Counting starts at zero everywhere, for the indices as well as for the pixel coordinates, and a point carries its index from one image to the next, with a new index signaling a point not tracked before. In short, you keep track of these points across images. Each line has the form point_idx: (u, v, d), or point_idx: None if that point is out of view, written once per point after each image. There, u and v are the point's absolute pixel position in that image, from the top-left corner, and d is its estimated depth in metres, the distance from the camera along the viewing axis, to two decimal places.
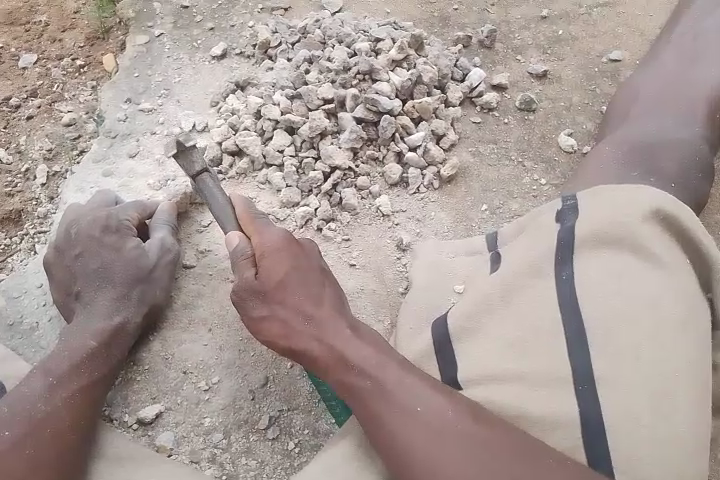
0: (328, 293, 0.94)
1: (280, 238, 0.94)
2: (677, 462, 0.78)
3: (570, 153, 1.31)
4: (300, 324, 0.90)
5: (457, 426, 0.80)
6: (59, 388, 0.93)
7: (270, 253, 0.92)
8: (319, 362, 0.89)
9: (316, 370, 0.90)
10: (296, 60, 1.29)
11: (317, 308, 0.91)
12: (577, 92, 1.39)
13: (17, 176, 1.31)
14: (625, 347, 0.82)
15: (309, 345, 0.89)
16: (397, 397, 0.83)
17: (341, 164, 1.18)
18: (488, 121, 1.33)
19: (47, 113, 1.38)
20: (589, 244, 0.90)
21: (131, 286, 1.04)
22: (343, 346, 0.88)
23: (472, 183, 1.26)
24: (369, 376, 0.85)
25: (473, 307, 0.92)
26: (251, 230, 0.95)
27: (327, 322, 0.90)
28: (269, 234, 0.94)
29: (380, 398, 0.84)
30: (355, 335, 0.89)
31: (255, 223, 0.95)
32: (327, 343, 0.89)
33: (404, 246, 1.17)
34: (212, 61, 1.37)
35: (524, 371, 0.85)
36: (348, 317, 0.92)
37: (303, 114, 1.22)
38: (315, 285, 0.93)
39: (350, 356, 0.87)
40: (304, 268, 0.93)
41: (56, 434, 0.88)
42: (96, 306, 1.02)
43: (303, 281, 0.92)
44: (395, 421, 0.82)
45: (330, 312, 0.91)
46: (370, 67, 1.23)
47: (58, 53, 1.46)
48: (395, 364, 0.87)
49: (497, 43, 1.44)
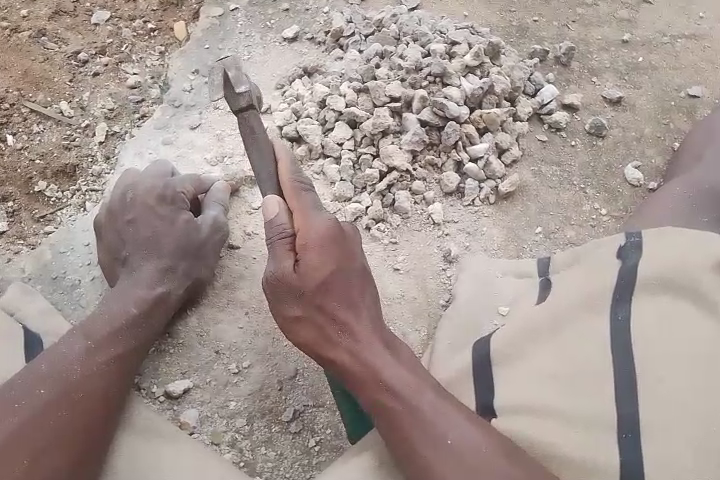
0: (368, 302, 0.92)
1: (324, 223, 0.88)
2: None
3: (635, 187, 1.27)
4: (337, 334, 0.89)
5: (492, 466, 0.78)
6: (96, 352, 0.93)
7: (313, 242, 0.87)
8: (350, 374, 0.87)
9: (347, 381, 0.88)
10: (367, 53, 1.26)
11: (355, 317, 0.90)
12: (650, 124, 1.34)
13: (77, 130, 1.32)
14: (674, 400, 0.79)
15: (345, 356, 0.88)
16: (431, 425, 0.82)
17: (400, 165, 1.15)
18: (554, 141, 1.29)
19: (113, 72, 1.38)
20: (649, 288, 0.87)
21: (177, 259, 1.03)
22: (378, 364, 0.87)
23: (529, 203, 1.23)
24: (403, 398, 0.84)
25: (519, 335, 0.90)
26: (296, 208, 0.88)
27: (363, 335, 0.90)
28: (316, 221, 0.88)
29: (415, 425, 0.82)
30: (390, 353, 0.89)
31: (300, 197, 0.89)
32: (363, 359, 0.88)
33: (452, 258, 1.14)
34: (283, 43, 1.36)
35: (565, 410, 0.82)
36: (384, 332, 0.91)
37: (369, 109, 1.19)
38: (355, 291, 0.91)
39: (384, 375, 0.86)
40: (347, 270, 0.91)
41: (88, 401, 0.89)
42: (139, 273, 1.02)
43: (343, 286, 0.90)
44: (429, 449, 0.81)
45: (367, 325, 0.91)
46: (443, 70, 1.20)
47: (131, 13, 1.45)
48: (429, 389, 0.85)
49: (573, 61, 1.40)
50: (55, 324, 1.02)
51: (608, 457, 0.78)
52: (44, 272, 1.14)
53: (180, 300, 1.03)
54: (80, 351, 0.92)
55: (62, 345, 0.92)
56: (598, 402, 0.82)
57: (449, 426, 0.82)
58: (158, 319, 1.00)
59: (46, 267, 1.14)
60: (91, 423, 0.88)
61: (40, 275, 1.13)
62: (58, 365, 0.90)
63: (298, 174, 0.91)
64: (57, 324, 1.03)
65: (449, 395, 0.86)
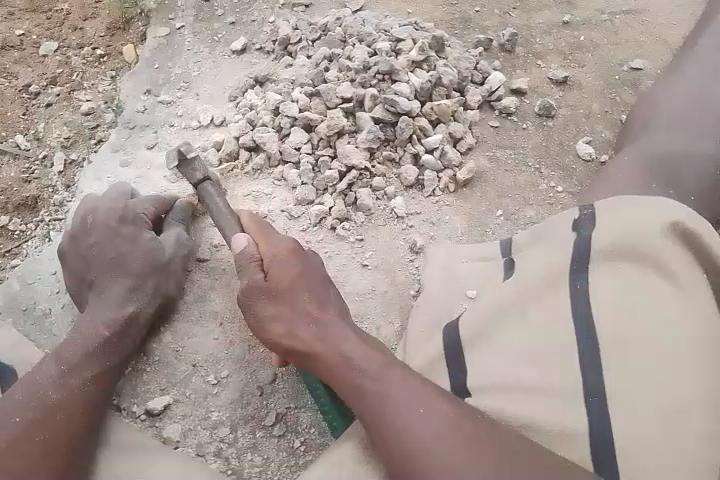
0: (332, 296, 0.96)
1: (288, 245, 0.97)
2: (688, 450, 0.76)
3: (588, 162, 1.30)
4: (306, 324, 0.91)
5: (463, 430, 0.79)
6: (71, 376, 0.93)
7: (276, 260, 0.95)
8: (323, 364, 0.89)
9: (321, 370, 0.90)
10: (316, 57, 1.28)
11: (323, 309, 0.93)
12: (597, 100, 1.38)
13: (35, 162, 1.32)
14: (637, 366, 0.81)
15: (317, 347, 0.90)
16: (399, 402, 0.83)
17: (358, 164, 1.17)
18: (506, 126, 1.33)
19: (66, 101, 1.39)
20: (605, 256, 0.90)
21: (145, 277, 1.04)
22: (352, 350, 0.89)
23: (488, 188, 1.26)
24: (372, 381, 0.85)
25: (487, 316, 0.93)
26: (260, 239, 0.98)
27: (329, 322, 0.92)
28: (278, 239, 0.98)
29: (385, 405, 0.83)
30: (359, 340, 0.90)
31: (263, 229, 0.99)
32: (333, 344, 0.89)
33: (418, 249, 1.16)
34: (232, 55, 1.37)
35: (535, 385, 0.85)
36: (354, 326, 0.93)
37: (322, 112, 1.21)
38: (319, 287, 0.95)
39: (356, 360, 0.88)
40: (313, 272, 0.96)
41: (65, 422, 0.89)
42: (110, 294, 1.03)
43: (312, 286, 0.95)
44: (398, 427, 0.81)
45: (335, 319, 0.92)
46: (390, 67, 1.22)
47: (79, 41, 1.46)
48: (398, 369, 0.86)
49: (518, 47, 1.43)
50: (30, 352, 1.03)
51: (577, 426, 0.80)
52: (14, 304, 1.13)
53: (152, 316, 1.04)
54: (55, 375, 0.93)
55: (37, 371, 0.93)
56: (565, 372, 0.84)
57: (416, 401, 0.82)
58: (132, 337, 1.01)
59: (15, 299, 1.14)
60: (68, 444, 0.88)
61: (10, 309, 1.13)
62: (32, 391, 0.90)
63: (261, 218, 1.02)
64: (33, 355, 1.03)
65: (423, 379, 0.86)
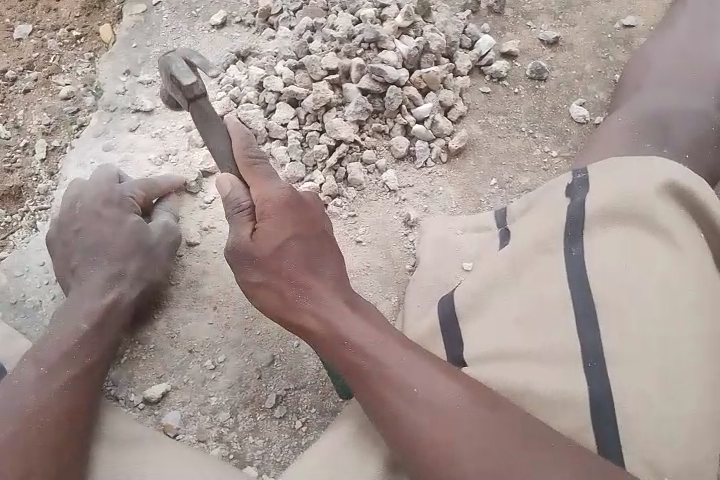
0: (330, 264, 0.90)
1: (280, 192, 0.86)
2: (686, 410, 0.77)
3: (582, 124, 1.27)
4: (298, 296, 0.88)
5: (467, 411, 0.79)
6: (56, 372, 0.92)
7: (266, 214, 0.85)
8: (316, 337, 0.87)
9: (314, 343, 0.88)
10: (299, 28, 1.24)
11: (316, 279, 0.88)
12: (589, 60, 1.34)
13: (16, 151, 1.28)
14: (636, 326, 0.80)
15: (310, 318, 0.87)
16: (403, 378, 0.82)
17: (346, 137, 1.14)
18: (498, 92, 1.29)
19: (45, 86, 1.35)
20: (599, 218, 0.88)
21: (125, 263, 1.03)
22: (349, 324, 0.86)
23: (481, 156, 1.23)
24: (372, 354, 0.84)
25: (482, 285, 0.91)
26: (251, 182, 0.86)
27: (324, 294, 0.88)
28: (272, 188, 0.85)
29: (387, 379, 0.82)
30: (354, 310, 0.88)
31: (256, 173, 0.86)
32: (326, 317, 0.87)
33: (412, 222, 1.14)
34: (212, 30, 1.33)
35: (533, 351, 0.84)
36: (349, 293, 0.90)
37: (307, 85, 1.18)
38: (315, 254, 0.89)
39: (350, 333, 0.85)
40: (307, 231, 0.88)
41: (63, 411, 0.89)
42: (87, 282, 1.01)
43: (304, 245, 0.88)
44: (402, 400, 0.81)
45: (327, 288, 0.89)
46: (375, 36, 1.18)
47: (54, 23, 1.41)
48: (397, 342, 0.85)
49: (506, 8, 1.39)
50: (20, 347, 1.01)
51: (577, 389, 0.79)
52: (3, 297, 1.11)
53: (133, 303, 1.02)
54: (50, 364, 0.92)
55: (33, 358, 0.93)
56: (562, 335, 0.83)
57: (420, 376, 0.82)
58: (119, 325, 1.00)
59: (5, 293, 1.12)
60: (66, 432, 0.87)
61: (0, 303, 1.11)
62: (30, 380, 0.90)
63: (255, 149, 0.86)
64: (23, 349, 1.01)
65: (424, 351, 0.85)
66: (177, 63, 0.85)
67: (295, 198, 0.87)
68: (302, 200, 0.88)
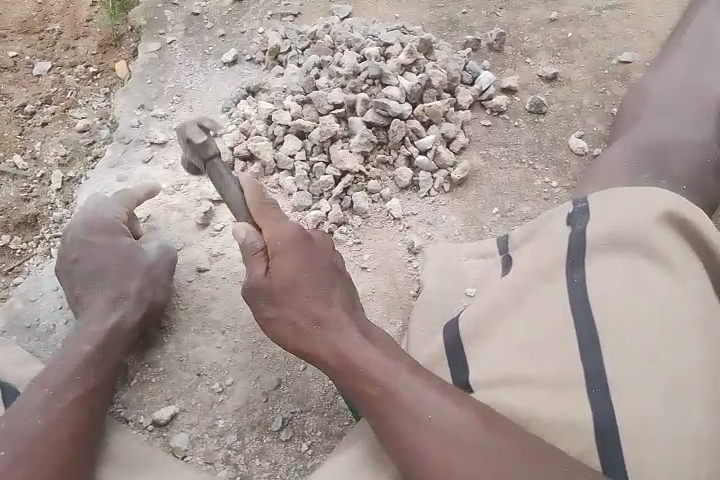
0: (339, 293, 0.94)
1: (292, 229, 0.91)
2: (690, 436, 0.78)
3: (581, 156, 1.31)
4: (313, 328, 0.91)
5: (475, 432, 0.80)
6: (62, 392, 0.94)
7: (281, 251, 0.91)
8: (329, 367, 0.90)
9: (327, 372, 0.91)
10: (306, 66, 1.29)
11: (328, 309, 0.92)
12: (587, 95, 1.39)
13: (33, 181, 1.33)
14: (637, 352, 0.82)
15: (321, 348, 0.90)
16: (409, 402, 0.84)
17: (352, 167, 1.18)
18: (498, 124, 1.34)
19: (62, 119, 1.40)
20: (600, 246, 0.91)
21: (126, 285, 1.06)
22: (360, 351, 0.89)
23: (483, 186, 1.27)
24: (382, 380, 0.86)
25: (485, 312, 0.93)
26: (264, 223, 0.90)
27: (338, 325, 0.91)
28: (282, 225, 0.90)
29: (395, 403, 0.84)
30: (365, 337, 0.90)
31: (270, 212, 0.91)
32: (337, 345, 0.90)
33: (416, 249, 1.17)
34: (223, 67, 1.39)
35: (536, 375, 0.85)
36: (361, 321, 0.93)
37: (314, 119, 1.23)
38: (326, 286, 0.93)
39: (361, 360, 0.88)
40: (316, 263, 0.93)
41: (68, 428, 0.90)
42: (92, 309, 1.05)
43: (312, 278, 0.92)
44: (411, 423, 0.82)
45: (341, 317, 0.92)
46: (379, 72, 1.24)
47: (71, 60, 1.48)
48: (406, 367, 0.87)
49: (506, 46, 1.44)
50: (31, 370, 1.03)
51: (581, 413, 0.81)
52: (17, 322, 1.14)
53: (137, 324, 1.05)
54: (56, 383, 0.94)
55: (41, 379, 0.95)
56: (564, 359, 0.85)
57: (426, 399, 0.83)
58: (123, 347, 1.03)
59: (18, 318, 1.14)
60: (72, 448, 0.89)
61: (14, 327, 1.13)
62: (38, 398, 0.92)
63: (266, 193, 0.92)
64: (35, 371, 1.03)
65: (433, 376, 0.87)
66: (192, 132, 0.92)
67: (305, 234, 0.93)
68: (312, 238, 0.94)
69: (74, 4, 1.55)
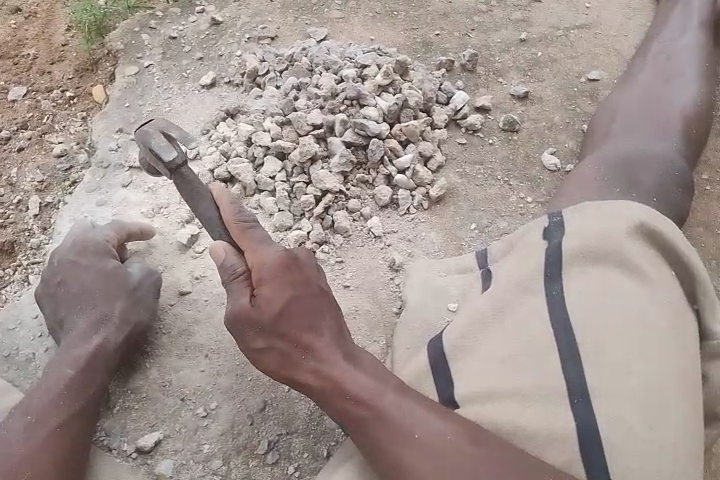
0: (326, 318, 0.92)
1: (275, 257, 0.90)
2: (668, 442, 0.81)
3: (554, 172, 1.35)
4: (299, 357, 0.90)
5: (462, 449, 0.82)
6: (45, 422, 0.93)
7: (266, 277, 0.88)
8: (316, 393, 0.89)
9: (314, 398, 0.91)
10: (285, 88, 1.32)
11: (315, 339, 0.90)
12: (558, 113, 1.43)
13: (9, 208, 1.32)
14: (617, 361, 0.85)
15: (309, 376, 0.89)
16: (395, 421, 0.85)
17: (333, 187, 1.20)
18: (474, 142, 1.37)
19: (38, 144, 1.40)
20: (576, 260, 0.94)
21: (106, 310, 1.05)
22: (346, 377, 0.89)
23: (460, 203, 1.29)
24: (370, 407, 0.87)
25: (468, 326, 0.95)
26: (245, 245, 0.91)
27: (323, 349, 0.90)
28: (265, 253, 0.90)
29: (384, 424, 0.86)
30: (351, 362, 0.91)
31: (248, 233, 0.92)
32: (324, 370, 0.89)
33: (397, 266, 1.19)
34: (202, 90, 1.40)
35: (520, 388, 0.87)
36: (346, 345, 0.92)
37: (294, 139, 1.24)
38: (314, 314, 0.91)
39: (348, 387, 0.88)
40: (304, 291, 0.90)
41: (55, 457, 0.91)
42: (75, 329, 1.03)
43: (302, 307, 0.90)
44: (399, 442, 0.84)
45: (328, 343, 0.91)
46: (357, 93, 1.26)
47: (48, 85, 1.48)
48: (392, 392, 0.88)
49: (479, 66, 1.48)
50: (11, 399, 1.02)
51: (563, 423, 0.83)
52: None
53: (119, 347, 1.04)
54: (39, 412, 0.94)
55: (27, 404, 0.95)
56: (546, 372, 0.86)
57: (411, 418, 0.85)
58: (107, 368, 1.02)
59: None
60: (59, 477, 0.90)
61: None
62: (23, 426, 0.92)
63: (242, 211, 0.93)
64: (16, 400, 1.02)
65: (418, 394, 0.89)
66: (154, 140, 0.92)
67: (291, 258, 0.90)
68: (298, 258, 0.92)
69: (50, 30, 1.56)
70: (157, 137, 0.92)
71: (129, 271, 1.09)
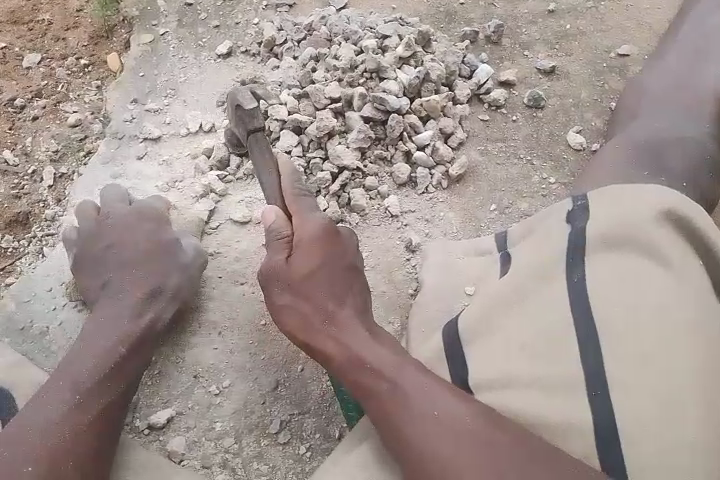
0: (352, 293, 0.96)
1: (319, 226, 0.95)
2: (691, 438, 0.77)
3: (578, 151, 1.30)
4: (320, 321, 0.92)
5: (476, 432, 0.80)
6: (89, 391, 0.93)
7: (306, 242, 0.94)
8: (334, 362, 0.90)
9: (331, 369, 0.91)
10: (303, 58, 1.28)
11: (338, 307, 0.94)
12: (585, 89, 1.38)
13: (24, 178, 1.31)
14: (636, 352, 0.82)
15: (329, 342, 0.91)
16: (411, 400, 0.84)
17: (350, 164, 1.17)
18: (496, 119, 1.33)
19: (52, 114, 1.38)
20: (599, 245, 0.91)
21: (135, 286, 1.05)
22: (364, 347, 0.90)
23: (481, 182, 1.26)
24: (387, 377, 0.87)
25: (487, 312, 0.92)
26: (294, 212, 0.96)
27: (346, 319, 0.93)
28: (311, 220, 0.95)
29: (401, 399, 0.85)
30: (371, 337, 0.92)
31: (301, 202, 0.96)
32: (344, 340, 0.91)
33: (414, 247, 1.16)
34: (218, 59, 1.37)
35: (537, 377, 0.85)
36: (368, 321, 0.94)
37: (311, 113, 1.21)
38: (340, 285, 0.95)
39: (367, 356, 0.89)
40: (336, 262, 0.96)
41: (79, 441, 0.89)
42: (109, 303, 1.04)
43: (332, 276, 0.95)
44: (413, 424, 0.83)
45: (350, 313, 0.94)
46: (377, 65, 1.22)
47: (62, 52, 1.45)
48: (413, 367, 0.88)
49: (504, 38, 1.43)
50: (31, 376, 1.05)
51: (580, 416, 0.81)
52: (11, 324, 1.13)
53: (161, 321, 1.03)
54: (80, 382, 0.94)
55: (48, 390, 0.93)
56: (564, 362, 0.84)
57: (427, 401, 0.84)
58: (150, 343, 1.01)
59: (11, 320, 1.13)
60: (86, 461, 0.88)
61: (7, 330, 1.12)
62: (44, 407, 0.91)
63: (301, 183, 0.98)
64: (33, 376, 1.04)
65: (437, 377, 0.87)
66: (244, 97, 0.97)
67: (333, 230, 0.96)
68: (339, 234, 0.97)
69: None
70: (244, 93, 0.97)
71: (181, 245, 1.09)
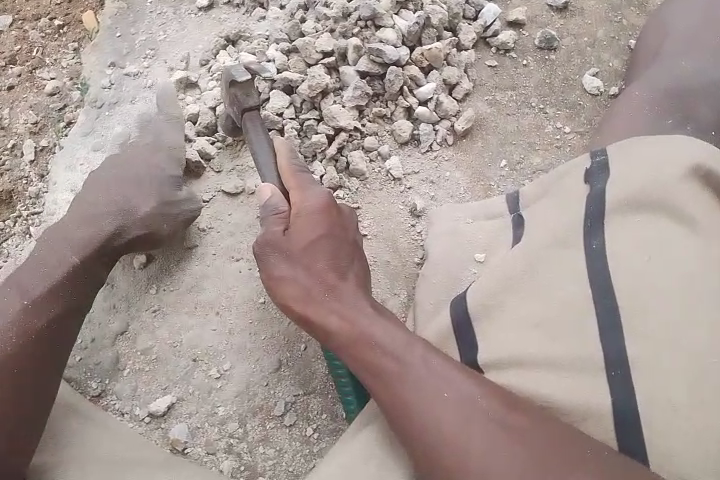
0: (355, 268, 0.88)
1: (320, 198, 0.87)
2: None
3: (596, 96, 1.20)
4: (322, 294, 0.84)
5: (488, 417, 0.74)
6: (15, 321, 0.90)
7: (306, 214, 0.86)
8: (335, 338, 0.82)
9: (331, 343, 0.83)
10: (291, 8, 1.18)
11: (341, 280, 0.86)
12: (602, 26, 1.26)
13: (4, 152, 1.22)
14: (662, 328, 0.74)
15: (330, 318, 0.83)
16: (416, 382, 0.77)
17: (346, 125, 1.08)
18: (505, 65, 1.22)
19: (29, 81, 1.29)
20: (620, 209, 0.83)
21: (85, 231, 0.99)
22: (367, 322, 0.82)
23: (489, 136, 1.17)
24: (394, 357, 0.80)
25: (497, 286, 0.85)
26: (292, 182, 0.88)
27: (349, 294, 0.85)
28: (311, 192, 0.88)
29: (407, 382, 0.78)
30: (375, 311, 0.84)
31: (299, 175, 0.89)
32: (348, 315, 0.82)
33: (419, 212, 1.09)
34: (199, 13, 1.26)
35: (552, 358, 0.78)
36: (371, 297, 0.87)
37: (301, 70, 1.11)
38: (344, 258, 0.87)
39: (373, 335, 0.81)
40: (339, 236, 0.88)
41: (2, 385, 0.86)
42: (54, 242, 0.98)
43: (335, 248, 0.86)
44: (420, 408, 0.76)
45: (353, 286, 0.86)
46: (372, 13, 1.11)
47: (35, 12, 1.34)
48: (422, 346, 0.80)
49: None
50: None
51: (599, 399, 0.74)
52: None
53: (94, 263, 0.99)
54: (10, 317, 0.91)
55: None
56: (580, 341, 0.78)
57: (436, 383, 0.77)
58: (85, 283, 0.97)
59: None
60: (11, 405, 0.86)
61: None
62: None
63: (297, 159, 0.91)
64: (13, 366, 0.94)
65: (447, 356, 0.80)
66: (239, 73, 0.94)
67: (335, 203, 0.88)
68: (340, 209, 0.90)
69: None
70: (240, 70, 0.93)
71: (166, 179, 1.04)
